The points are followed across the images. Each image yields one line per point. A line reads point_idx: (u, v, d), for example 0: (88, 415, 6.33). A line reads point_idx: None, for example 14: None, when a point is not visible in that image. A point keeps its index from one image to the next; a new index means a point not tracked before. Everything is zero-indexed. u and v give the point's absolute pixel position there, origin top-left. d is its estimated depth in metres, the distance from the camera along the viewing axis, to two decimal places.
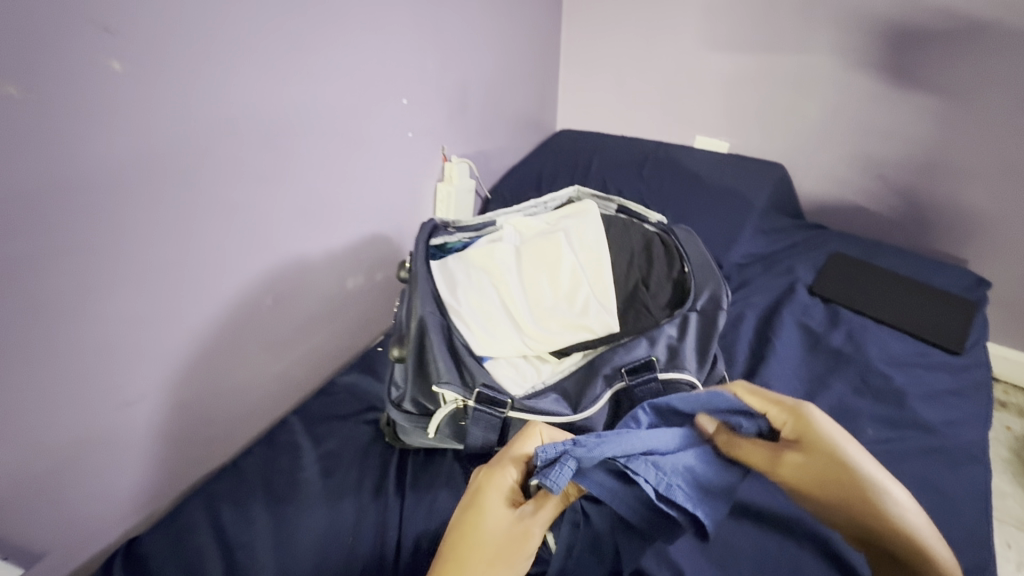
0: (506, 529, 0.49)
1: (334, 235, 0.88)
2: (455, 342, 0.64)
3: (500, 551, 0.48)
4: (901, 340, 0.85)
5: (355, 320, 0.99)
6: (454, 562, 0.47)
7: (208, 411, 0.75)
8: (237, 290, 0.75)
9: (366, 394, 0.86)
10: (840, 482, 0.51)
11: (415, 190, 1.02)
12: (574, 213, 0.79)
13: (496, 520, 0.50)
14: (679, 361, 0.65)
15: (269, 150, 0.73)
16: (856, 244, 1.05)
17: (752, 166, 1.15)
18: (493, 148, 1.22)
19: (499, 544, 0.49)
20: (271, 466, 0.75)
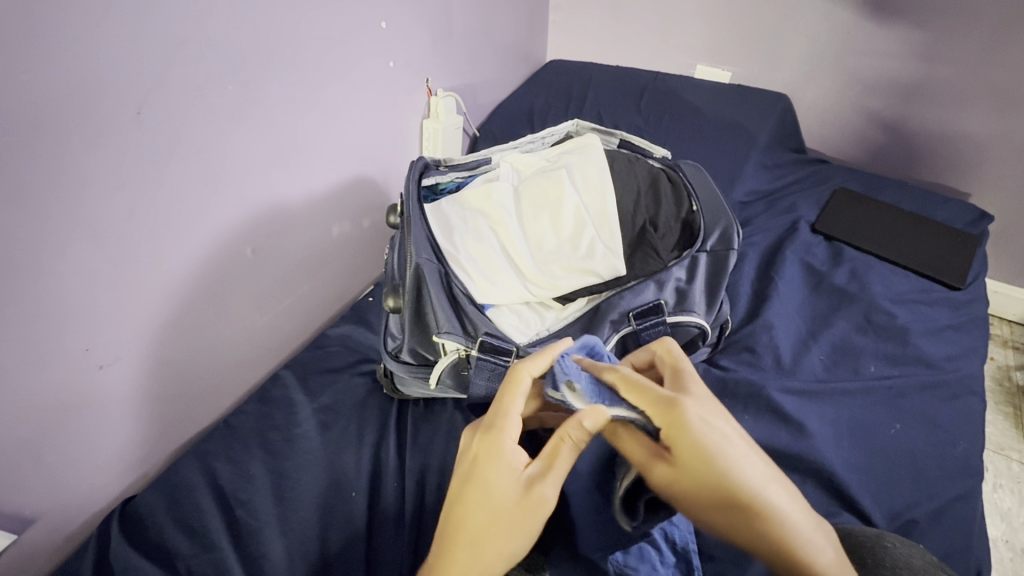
0: (508, 501, 0.43)
1: (315, 179, 0.82)
2: (455, 290, 0.60)
3: (501, 524, 0.42)
4: (904, 277, 0.84)
5: (343, 270, 0.94)
6: (464, 545, 0.42)
7: (194, 369, 0.72)
8: (213, 241, 0.69)
9: (360, 346, 0.83)
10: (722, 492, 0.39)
11: (400, 129, 0.95)
12: (576, 149, 0.73)
13: (505, 492, 0.43)
14: (688, 304, 0.63)
15: (235, 82, 0.65)
16: (860, 178, 1.02)
17: (756, 97, 1.09)
18: (481, 81, 1.13)
19: (502, 516, 0.43)
20: (266, 422, 0.73)
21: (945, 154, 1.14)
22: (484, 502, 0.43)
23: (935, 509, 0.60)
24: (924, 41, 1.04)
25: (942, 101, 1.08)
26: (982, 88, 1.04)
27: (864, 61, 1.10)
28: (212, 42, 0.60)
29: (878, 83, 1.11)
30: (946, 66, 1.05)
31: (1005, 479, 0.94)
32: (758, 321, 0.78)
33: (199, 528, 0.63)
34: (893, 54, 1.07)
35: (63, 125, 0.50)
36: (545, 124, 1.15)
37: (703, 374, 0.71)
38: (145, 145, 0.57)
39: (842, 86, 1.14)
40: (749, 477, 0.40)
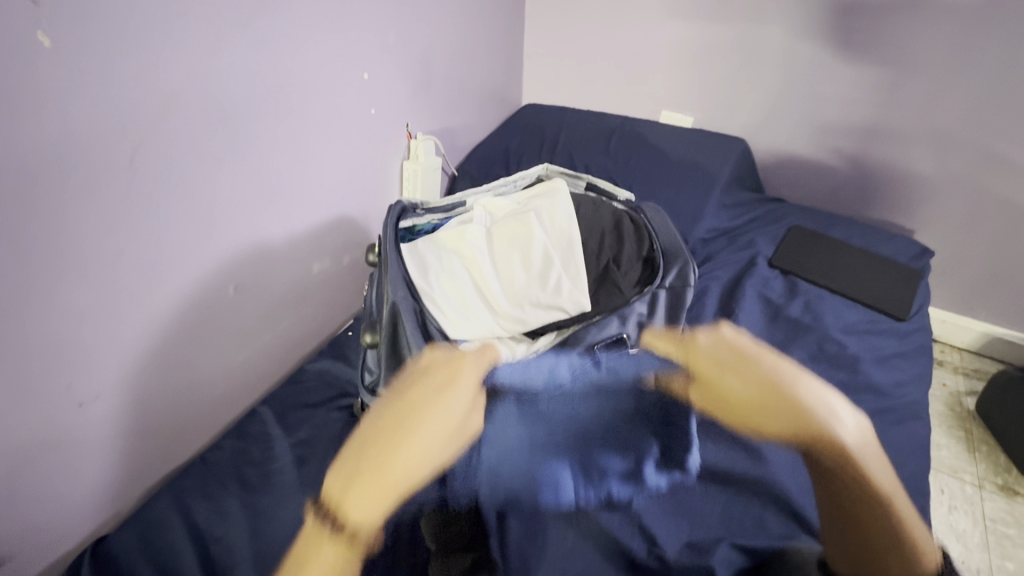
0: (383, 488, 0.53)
1: (298, 219, 0.85)
2: (429, 326, 0.63)
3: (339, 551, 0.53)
4: (855, 309, 0.90)
5: (325, 305, 0.97)
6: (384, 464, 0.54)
7: (174, 404, 0.73)
8: (197, 279, 0.71)
9: (339, 380, 0.85)
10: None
11: (381, 169, 0.99)
12: (544, 193, 0.78)
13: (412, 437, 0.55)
14: (647, 337, 0.69)
15: (225, 131, 0.69)
16: (813, 216, 1.10)
17: (716, 140, 1.17)
18: (459, 124, 1.19)
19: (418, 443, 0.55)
20: (243, 458, 0.74)
21: (891, 194, 1.23)
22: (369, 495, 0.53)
23: None
24: (863, 91, 1.14)
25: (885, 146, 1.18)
26: (920, 134, 1.14)
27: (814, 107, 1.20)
28: (206, 96, 0.65)
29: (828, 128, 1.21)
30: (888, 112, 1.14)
31: (959, 501, 0.99)
32: None
33: (170, 568, 0.63)
34: (840, 102, 1.17)
35: (59, 174, 0.53)
36: (520, 164, 1.21)
37: None
38: (140, 190, 0.61)
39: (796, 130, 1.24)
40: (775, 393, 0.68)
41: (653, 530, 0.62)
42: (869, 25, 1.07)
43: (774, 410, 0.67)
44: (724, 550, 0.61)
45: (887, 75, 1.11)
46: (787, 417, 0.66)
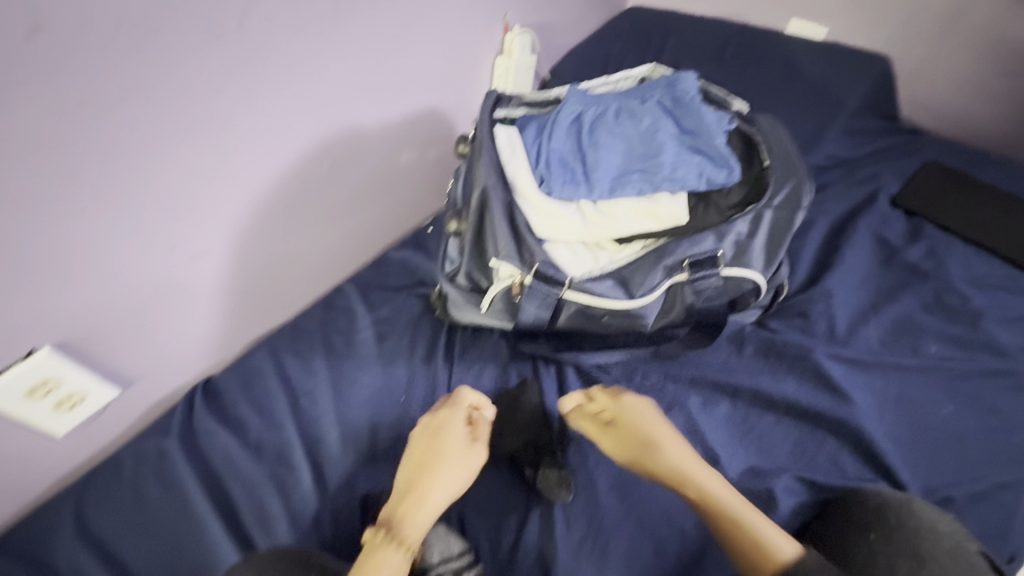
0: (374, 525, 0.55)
1: (391, 106, 0.84)
2: (517, 222, 0.62)
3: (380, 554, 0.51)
4: (990, 262, 0.79)
5: (408, 198, 0.97)
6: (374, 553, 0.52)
7: (270, 271, 0.79)
8: (296, 156, 0.74)
9: (418, 271, 0.88)
10: (754, 548, 0.51)
11: (473, 61, 0.95)
12: (654, 88, 0.70)
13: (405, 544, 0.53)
14: (744, 258, 0.64)
15: (324, 2, 0.67)
16: (957, 153, 0.95)
17: (853, 56, 1.01)
18: (558, 22, 1.11)
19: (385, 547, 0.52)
20: (328, 327, 0.79)
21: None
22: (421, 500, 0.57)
23: (974, 493, 0.60)
24: None
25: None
26: None
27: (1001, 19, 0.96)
28: None
29: (1004, 45, 0.98)
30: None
31: None
32: (814, 288, 0.76)
33: (266, 408, 0.71)
34: None
35: (179, 34, 0.55)
36: None
37: (750, 333, 0.72)
38: (246, 58, 0.62)
39: (955, 53, 1.02)
40: (680, 466, 0.58)
41: (714, 449, 0.64)
42: None
43: (670, 471, 0.58)
44: (787, 480, 0.61)
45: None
46: (696, 499, 0.56)
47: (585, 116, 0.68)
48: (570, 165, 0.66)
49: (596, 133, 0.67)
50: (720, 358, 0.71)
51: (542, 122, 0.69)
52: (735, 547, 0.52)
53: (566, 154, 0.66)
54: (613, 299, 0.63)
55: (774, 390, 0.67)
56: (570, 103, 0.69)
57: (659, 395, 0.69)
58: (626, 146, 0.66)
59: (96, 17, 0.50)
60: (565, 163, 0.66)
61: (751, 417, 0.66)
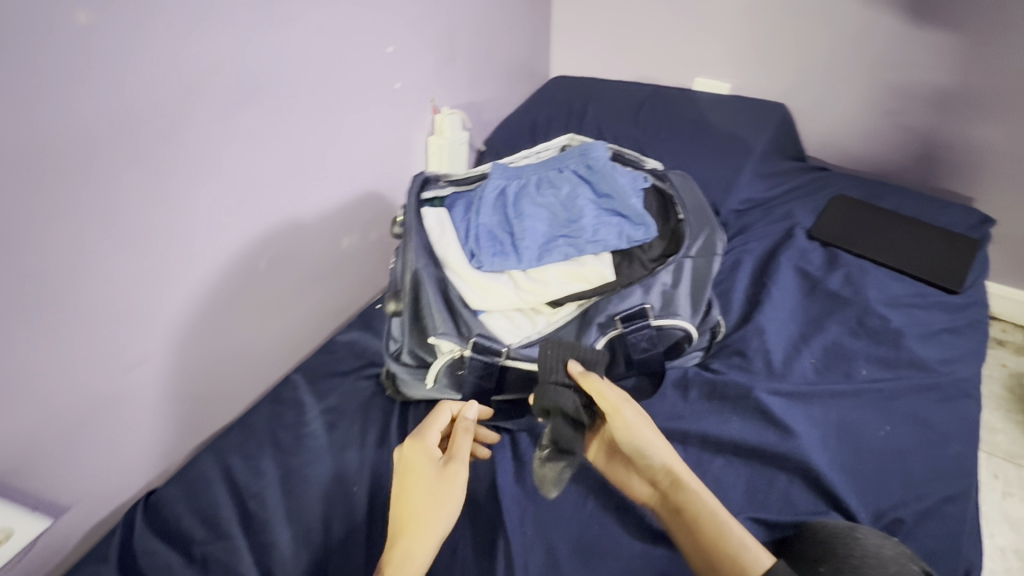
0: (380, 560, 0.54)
1: (326, 194, 0.87)
2: (451, 295, 0.64)
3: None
4: (902, 282, 0.84)
5: (354, 279, 0.99)
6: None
7: (213, 370, 0.78)
8: (232, 253, 0.75)
9: (367, 351, 0.88)
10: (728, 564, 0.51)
11: (406, 143, 1.00)
12: (570, 157, 0.75)
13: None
14: (672, 308, 0.67)
15: (253, 109, 0.71)
16: (859, 185, 1.04)
17: (754, 106, 1.12)
18: (485, 99, 1.18)
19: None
20: (277, 422, 0.77)
21: (976, 163, 1.08)
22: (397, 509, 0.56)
23: (922, 510, 0.61)
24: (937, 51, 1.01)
25: (968, 109, 1.04)
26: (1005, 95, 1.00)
27: (875, 62, 1.07)
28: (230, 75, 0.67)
29: (880, 86, 1.09)
30: (972, 62, 1.00)
31: (1015, 487, 0.91)
32: (749, 326, 0.80)
33: (212, 518, 0.67)
34: (911, 61, 1.05)
35: (101, 153, 0.57)
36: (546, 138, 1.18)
37: (693, 376, 0.75)
38: (173, 169, 0.64)
39: (846, 94, 1.13)
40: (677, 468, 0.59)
41: None
42: None
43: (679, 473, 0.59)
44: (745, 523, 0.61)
45: (978, 27, 0.97)
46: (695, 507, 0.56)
47: (509, 189, 0.72)
48: (498, 237, 0.68)
49: (520, 204, 0.70)
50: (669, 405, 0.73)
51: (470, 198, 0.72)
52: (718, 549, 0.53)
53: (494, 228, 0.69)
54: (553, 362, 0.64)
55: (721, 432, 0.69)
56: (494, 179, 0.73)
57: None
58: (549, 214, 0.70)
59: (15, 150, 0.51)
60: (493, 236, 0.68)
61: (704, 461, 0.67)
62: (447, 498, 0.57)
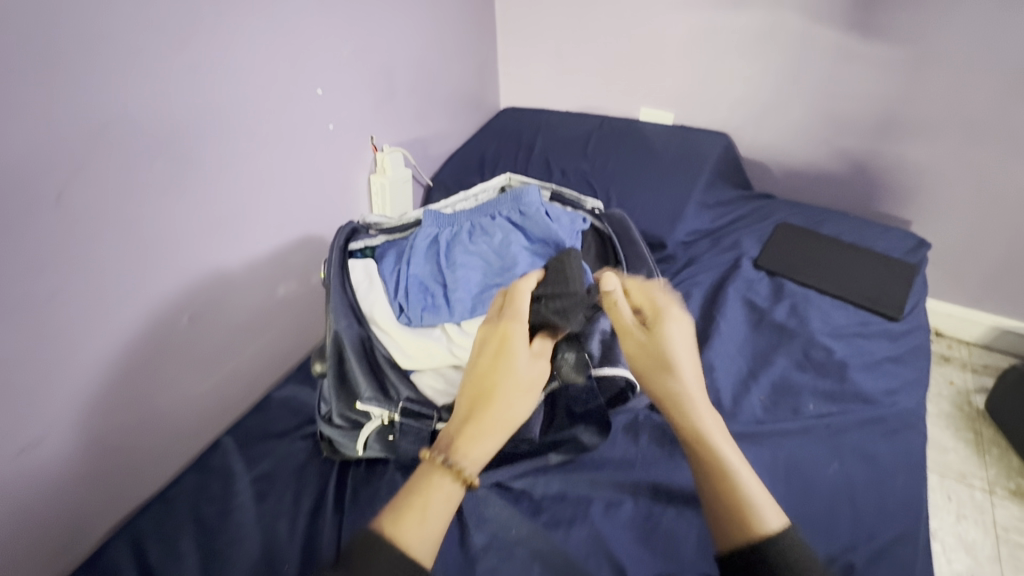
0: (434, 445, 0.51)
1: (255, 242, 0.83)
2: (377, 357, 0.61)
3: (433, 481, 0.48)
4: (845, 310, 0.85)
5: (293, 328, 0.94)
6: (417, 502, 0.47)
7: (130, 440, 0.71)
8: (148, 313, 0.70)
9: (304, 407, 0.83)
10: (748, 515, 0.50)
11: (346, 184, 0.97)
12: (503, 202, 0.74)
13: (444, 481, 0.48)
14: (612, 357, 0.68)
15: (163, 159, 0.67)
16: (801, 211, 1.05)
17: (697, 135, 1.13)
18: (431, 134, 1.16)
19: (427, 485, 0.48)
20: (201, 494, 0.72)
21: (911, 186, 1.12)
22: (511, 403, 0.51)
23: (872, 553, 0.60)
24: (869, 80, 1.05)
25: (899, 134, 1.08)
26: (935, 120, 1.04)
27: (810, 92, 1.11)
28: (136, 126, 0.62)
29: (818, 114, 1.12)
30: (898, 92, 1.04)
31: (968, 509, 0.91)
32: (698, 363, 0.78)
33: None
34: (843, 89, 1.08)
35: None
36: (495, 172, 1.17)
37: (643, 420, 0.73)
38: (72, 230, 0.59)
39: (785, 122, 1.16)
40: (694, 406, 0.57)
41: (621, 560, 0.60)
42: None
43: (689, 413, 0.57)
44: None
45: (907, 57, 1.00)
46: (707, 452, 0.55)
47: (441, 236, 0.70)
48: (428, 287, 0.66)
49: (451, 252, 0.68)
50: (619, 452, 0.70)
51: (400, 247, 0.70)
52: (727, 515, 0.51)
53: (425, 278, 0.66)
54: None
55: (670, 481, 0.66)
56: (425, 227, 0.71)
57: (562, 506, 0.66)
58: (482, 261, 0.68)
59: None
60: (423, 286, 0.66)
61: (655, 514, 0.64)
62: (512, 366, 0.52)
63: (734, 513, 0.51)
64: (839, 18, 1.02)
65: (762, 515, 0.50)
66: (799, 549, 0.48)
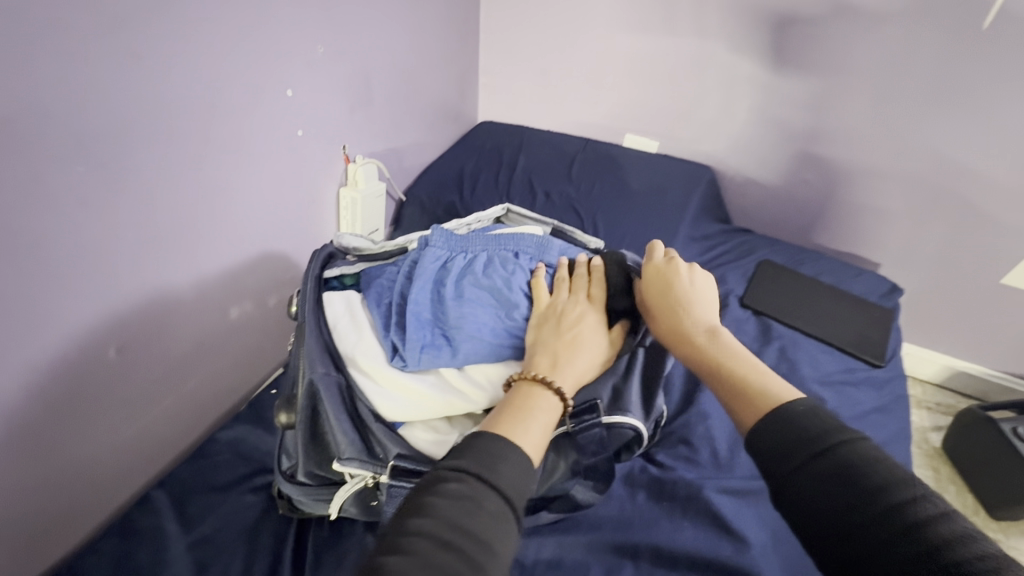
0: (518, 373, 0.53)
1: (200, 263, 0.71)
2: (359, 408, 0.54)
3: (526, 401, 0.49)
4: (831, 356, 0.85)
5: (243, 358, 0.82)
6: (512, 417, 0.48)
7: (32, 502, 0.58)
8: (63, 350, 0.57)
9: (255, 453, 0.72)
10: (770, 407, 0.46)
11: (312, 196, 0.87)
12: (527, 238, 0.68)
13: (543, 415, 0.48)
14: (622, 403, 0.59)
15: (88, 164, 0.54)
16: (781, 249, 1.05)
17: (681, 167, 1.12)
18: (406, 145, 1.08)
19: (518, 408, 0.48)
20: (123, 565, 0.59)
21: (878, 231, 1.16)
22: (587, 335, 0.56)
23: None
24: (844, 127, 1.08)
25: (869, 180, 1.11)
26: (902, 172, 1.08)
27: (789, 133, 1.12)
28: (56, 122, 0.51)
29: (793, 154, 1.14)
30: (872, 140, 1.07)
31: None
32: (692, 411, 0.74)
33: None
34: (820, 133, 1.10)
35: None
36: (474, 188, 1.09)
37: (639, 473, 0.69)
38: None
39: (763, 159, 1.17)
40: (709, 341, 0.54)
41: None
42: (840, 43, 1.01)
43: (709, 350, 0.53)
44: None
45: (879, 107, 1.04)
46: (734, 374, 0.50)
47: (450, 265, 0.62)
48: (430, 326, 0.57)
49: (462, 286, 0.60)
50: (615, 509, 0.65)
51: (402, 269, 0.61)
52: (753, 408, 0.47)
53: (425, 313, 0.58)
54: None
55: (673, 544, 0.61)
56: (431, 251, 0.64)
57: None
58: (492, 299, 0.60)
59: None
60: (427, 324, 0.57)
61: None
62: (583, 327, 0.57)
63: (740, 393, 0.48)
64: (812, 66, 1.05)
65: (775, 392, 0.47)
66: (816, 417, 0.44)
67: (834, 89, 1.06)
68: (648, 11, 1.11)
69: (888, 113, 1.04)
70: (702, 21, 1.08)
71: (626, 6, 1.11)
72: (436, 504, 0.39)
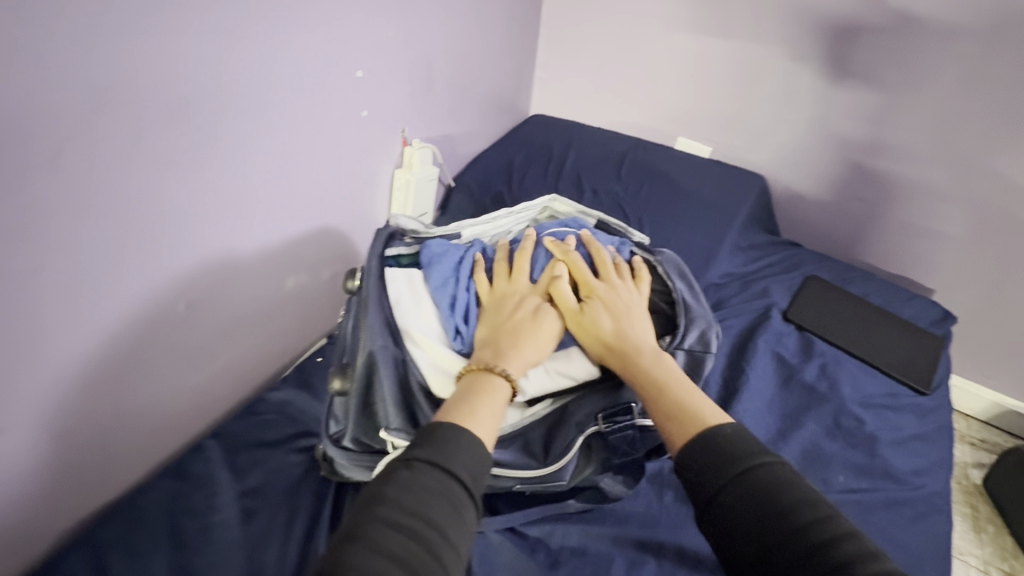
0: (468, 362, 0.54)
1: (265, 232, 0.75)
2: (410, 380, 0.56)
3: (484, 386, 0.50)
4: (874, 378, 0.83)
5: (293, 325, 0.86)
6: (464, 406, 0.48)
7: (104, 436, 0.63)
8: (142, 300, 0.62)
9: (300, 415, 0.76)
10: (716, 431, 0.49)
11: (369, 175, 0.89)
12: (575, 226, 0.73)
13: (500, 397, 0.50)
14: None
15: (183, 129, 0.59)
16: (830, 266, 1.03)
17: (734, 174, 1.10)
18: (460, 133, 1.10)
19: (473, 392, 0.50)
20: (178, 504, 0.64)
21: (936, 256, 1.12)
22: (600, 323, 0.59)
23: None
24: (908, 145, 1.05)
25: (931, 203, 1.08)
26: (967, 196, 1.05)
27: (850, 148, 1.09)
28: (156, 87, 0.55)
29: (851, 170, 1.11)
30: (937, 161, 1.04)
31: None
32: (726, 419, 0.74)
33: None
34: (881, 151, 1.07)
35: None
36: (522, 180, 1.11)
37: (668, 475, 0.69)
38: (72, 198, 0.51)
39: (818, 173, 1.14)
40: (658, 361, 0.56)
41: None
42: (912, 58, 0.98)
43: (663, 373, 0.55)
44: None
45: (948, 128, 1.01)
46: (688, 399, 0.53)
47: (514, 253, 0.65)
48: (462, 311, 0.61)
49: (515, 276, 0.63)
50: (641, 506, 0.66)
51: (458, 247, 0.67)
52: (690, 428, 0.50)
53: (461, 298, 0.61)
54: (526, 466, 0.58)
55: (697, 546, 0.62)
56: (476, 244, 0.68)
57: (581, 563, 0.60)
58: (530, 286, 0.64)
59: None
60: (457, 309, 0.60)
61: None
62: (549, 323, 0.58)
63: (685, 415, 0.51)
64: (882, 79, 1.02)
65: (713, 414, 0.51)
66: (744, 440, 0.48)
67: (901, 106, 1.02)
68: (712, 15, 1.09)
69: (958, 135, 1.00)
70: (769, 27, 1.06)
71: (691, 8, 1.10)
72: (390, 490, 0.40)
